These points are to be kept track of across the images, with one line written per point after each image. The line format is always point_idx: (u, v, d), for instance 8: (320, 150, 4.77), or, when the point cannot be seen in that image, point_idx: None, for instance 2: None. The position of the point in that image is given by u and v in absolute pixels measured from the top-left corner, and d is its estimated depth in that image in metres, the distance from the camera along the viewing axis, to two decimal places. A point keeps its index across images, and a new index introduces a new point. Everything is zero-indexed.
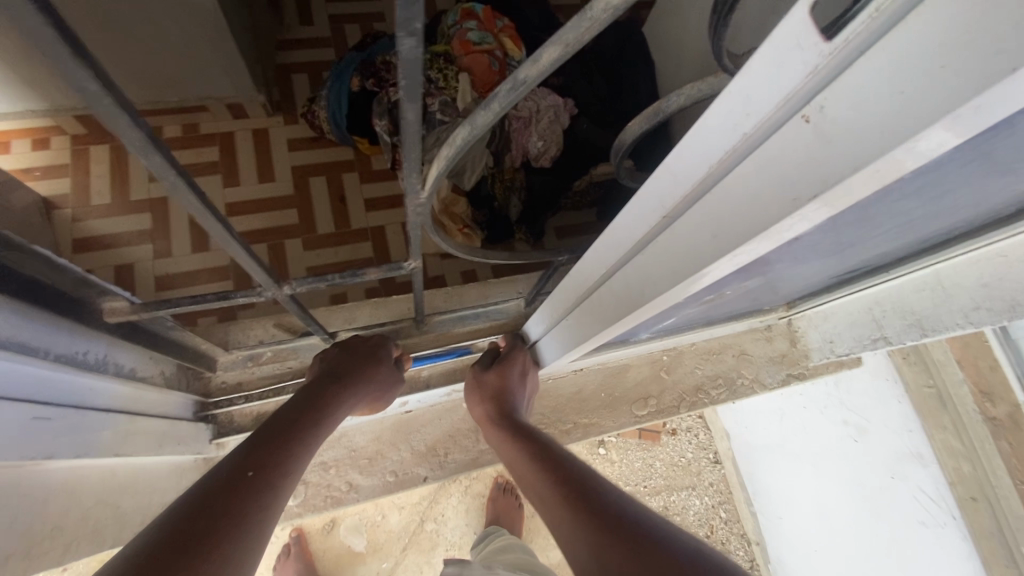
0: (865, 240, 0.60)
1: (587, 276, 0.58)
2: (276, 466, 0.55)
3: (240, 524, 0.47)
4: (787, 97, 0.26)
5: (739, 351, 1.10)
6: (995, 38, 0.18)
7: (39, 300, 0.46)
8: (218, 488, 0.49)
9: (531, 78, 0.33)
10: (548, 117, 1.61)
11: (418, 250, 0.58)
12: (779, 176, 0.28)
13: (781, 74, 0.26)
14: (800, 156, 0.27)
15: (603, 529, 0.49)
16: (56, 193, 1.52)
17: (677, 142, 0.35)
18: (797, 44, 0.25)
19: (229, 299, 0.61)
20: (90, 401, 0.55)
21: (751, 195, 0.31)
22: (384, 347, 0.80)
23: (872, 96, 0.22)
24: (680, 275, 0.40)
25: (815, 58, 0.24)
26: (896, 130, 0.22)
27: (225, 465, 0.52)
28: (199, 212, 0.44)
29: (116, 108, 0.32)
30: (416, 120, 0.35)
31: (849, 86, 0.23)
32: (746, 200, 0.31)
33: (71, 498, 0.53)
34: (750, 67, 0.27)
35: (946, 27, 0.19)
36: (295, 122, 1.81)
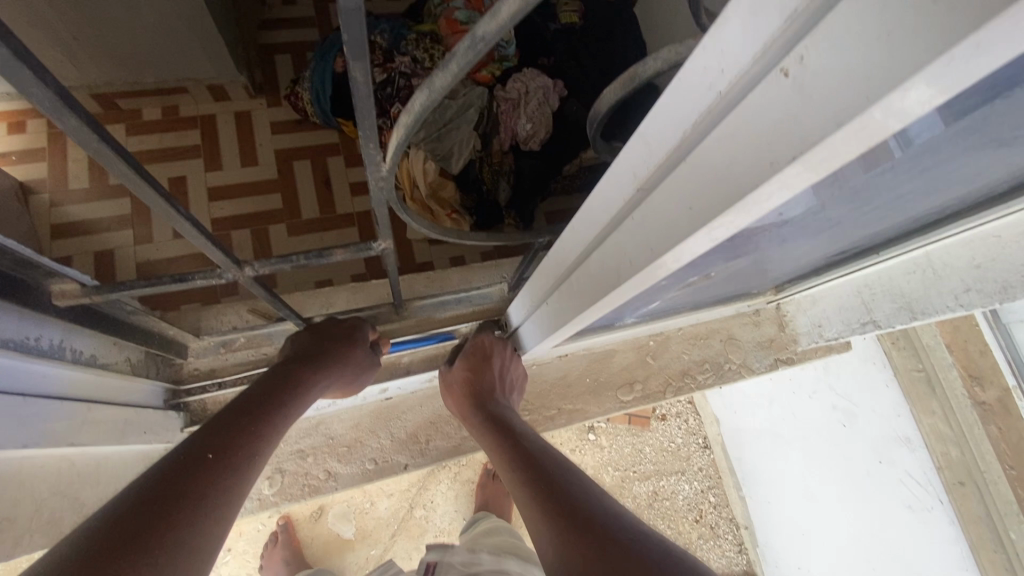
0: (854, 218, 0.58)
1: (563, 257, 0.55)
2: (241, 450, 0.53)
3: (199, 508, 0.44)
4: (764, 48, 0.23)
5: (727, 335, 1.08)
6: None
7: None
8: (177, 469, 0.47)
9: (490, 35, 0.30)
10: (537, 98, 1.59)
11: (386, 228, 0.55)
12: (754, 140, 0.26)
13: (758, 22, 0.23)
14: (778, 115, 0.24)
15: (570, 523, 0.48)
16: (32, 177, 1.47)
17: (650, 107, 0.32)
18: None
19: (188, 282, 0.58)
20: (42, 389, 0.52)
21: (725, 162, 0.28)
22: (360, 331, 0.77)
23: (855, 42, 0.20)
24: (656, 252, 0.38)
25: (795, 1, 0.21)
26: (880, 81, 0.19)
27: (182, 449, 0.49)
28: (139, 185, 0.41)
29: (22, 66, 0.29)
30: (367, 82, 0.32)
31: (830, 32, 0.21)
32: (721, 167, 0.28)
33: (22, 490, 0.51)
34: (726, 17, 0.25)
35: None
36: (278, 104, 1.76)
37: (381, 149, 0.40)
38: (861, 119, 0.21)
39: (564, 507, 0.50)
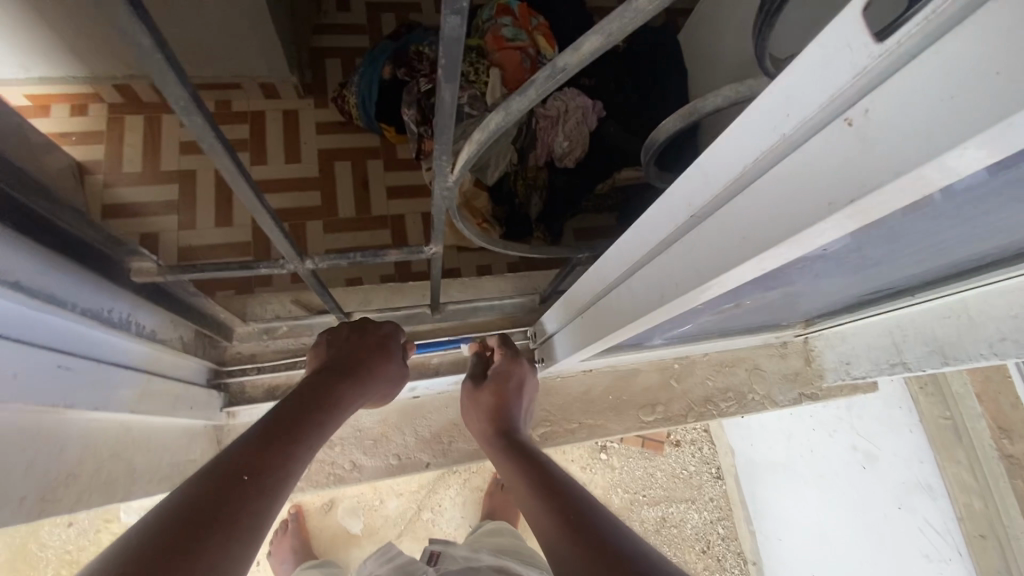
0: (894, 259, 0.59)
1: (606, 273, 0.58)
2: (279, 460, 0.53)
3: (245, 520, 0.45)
4: (830, 99, 0.26)
5: (752, 365, 1.08)
6: None
7: (69, 250, 0.47)
8: (215, 485, 0.46)
9: (571, 66, 0.33)
10: (575, 117, 1.62)
11: (440, 234, 0.58)
12: (813, 182, 0.28)
13: (827, 74, 0.26)
14: (837, 160, 0.26)
15: (589, 553, 0.48)
16: (90, 159, 1.56)
17: (711, 143, 0.35)
18: (846, 45, 0.24)
19: (252, 270, 0.62)
20: (111, 357, 0.56)
21: (783, 199, 0.30)
22: (394, 343, 0.79)
23: (918, 103, 0.22)
24: (702, 277, 0.40)
25: (862, 61, 0.24)
26: (939, 138, 0.21)
27: (220, 462, 0.49)
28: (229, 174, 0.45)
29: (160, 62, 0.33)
30: (453, 102, 0.35)
31: (896, 91, 0.23)
32: (779, 203, 0.31)
33: (87, 450, 0.54)
34: (796, 67, 0.27)
35: (1004, 36, 0.19)
36: (326, 106, 1.83)
37: (451, 162, 0.43)
38: (917, 172, 0.23)
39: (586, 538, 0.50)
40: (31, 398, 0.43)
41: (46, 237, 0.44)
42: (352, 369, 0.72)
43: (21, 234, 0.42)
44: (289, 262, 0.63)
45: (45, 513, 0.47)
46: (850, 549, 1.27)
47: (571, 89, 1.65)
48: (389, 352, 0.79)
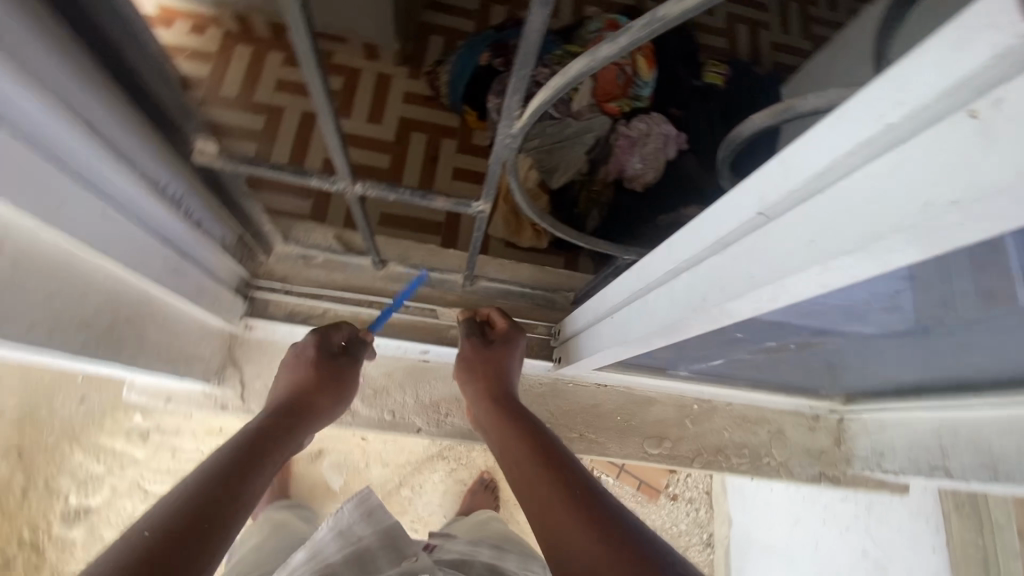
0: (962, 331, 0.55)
1: (649, 273, 0.55)
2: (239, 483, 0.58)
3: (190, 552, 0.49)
4: (954, 88, 0.23)
5: (775, 428, 1.02)
6: None
7: (134, 101, 0.47)
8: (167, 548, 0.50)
9: (672, 13, 0.32)
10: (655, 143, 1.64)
11: (493, 188, 0.58)
12: (913, 183, 0.25)
13: (953, 60, 0.23)
14: (949, 159, 0.23)
15: (615, 567, 0.49)
16: (195, 74, 1.65)
17: (799, 134, 0.32)
18: (989, 23, 0.21)
19: (301, 180, 0.63)
20: (148, 222, 0.56)
21: (871, 197, 0.28)
22: (333, 341, 0.79)
23: None
24: (756, 280, 0.38)
25: (1008, 40, 0.20)
26: None
27: (133, 524, 0.48)
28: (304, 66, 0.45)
29: None
30: (539, 26, 0.34)
31: None
32: (865, 201, 0.28)
33: (101, 301, 0.54)
34: (922, 51, 0.24)
35: None
36: (418, 77, 1.88)
37: (521, 103, 0.42)
38: None
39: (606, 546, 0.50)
40: (60, 224, 0.43)
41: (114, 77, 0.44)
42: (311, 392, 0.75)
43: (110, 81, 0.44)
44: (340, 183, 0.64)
45: (60, 350, 0.49)
46: None
47: (656, 115, 1.68)
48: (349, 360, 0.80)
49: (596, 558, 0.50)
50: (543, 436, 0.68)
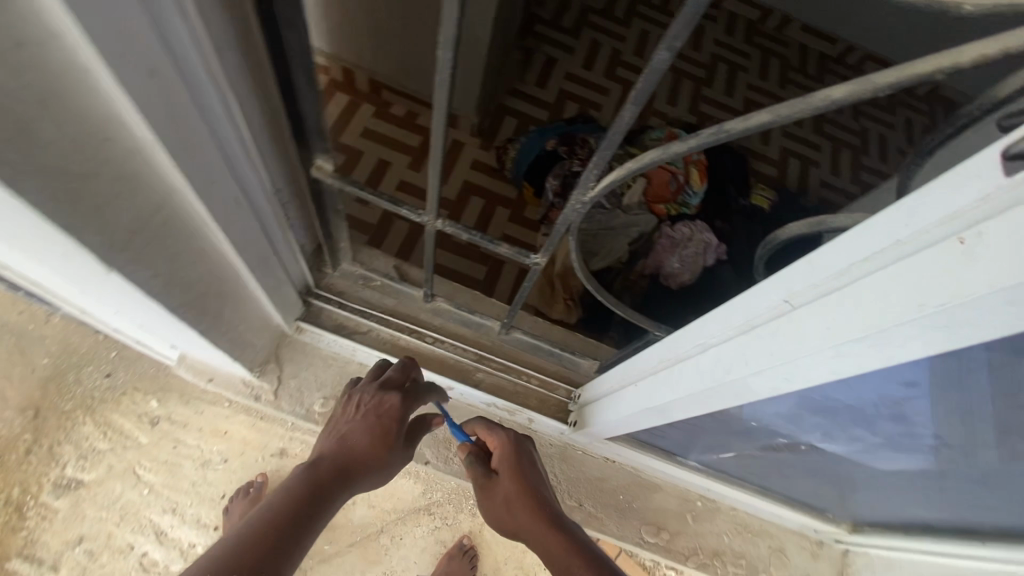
0: (976, 446, 0.57)
1: (659, 358, 0.64)
2: (313, 519, 0.66)
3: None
4: (868, 259, 0.34)
5: (778, 545, 0.96)
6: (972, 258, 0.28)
7: (288, 120, 0.60)
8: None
9: (736, 129, 0.39)
10: (694, 248, 1.85)
11: (554, 243, 0.64)
12: (865, 317, 0.35)
13: (866, 243, 0.34)
14: (885, 298, 0.33)
15: None
16: None
17: (786, 266, 0.42)
18: (910, 222, 0.31)
19: (397, 206, 0.73)
20: (264, 220, 0.66)
21: (829, 325, 0.37)
22: None
23: (928, 277, 0.30)
24: (727, 373, 0.50)
25: (893, 238, 0.32)
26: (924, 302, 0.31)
27: None
28: (440, 93, 0.59)
29: None
30: (628, 121, 0.43)
31: (891, 278, 0.33)
32: (828, 327, 0.37)
33: (212, 278, 0.62)
34: (833, 246, 0.37)
35: (965, 266, 0.28)
36: (487, 150, 2.17)
37: (598, 175, 0.50)
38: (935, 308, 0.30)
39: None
40: (218, 203, 0.53)
41: (284, 99, 0.57)
42: (381, 451, 0.77)
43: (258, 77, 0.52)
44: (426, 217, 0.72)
45: (149, 296, 0.53)
46: None
47: (700, 222, 1.89)
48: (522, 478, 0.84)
49: None
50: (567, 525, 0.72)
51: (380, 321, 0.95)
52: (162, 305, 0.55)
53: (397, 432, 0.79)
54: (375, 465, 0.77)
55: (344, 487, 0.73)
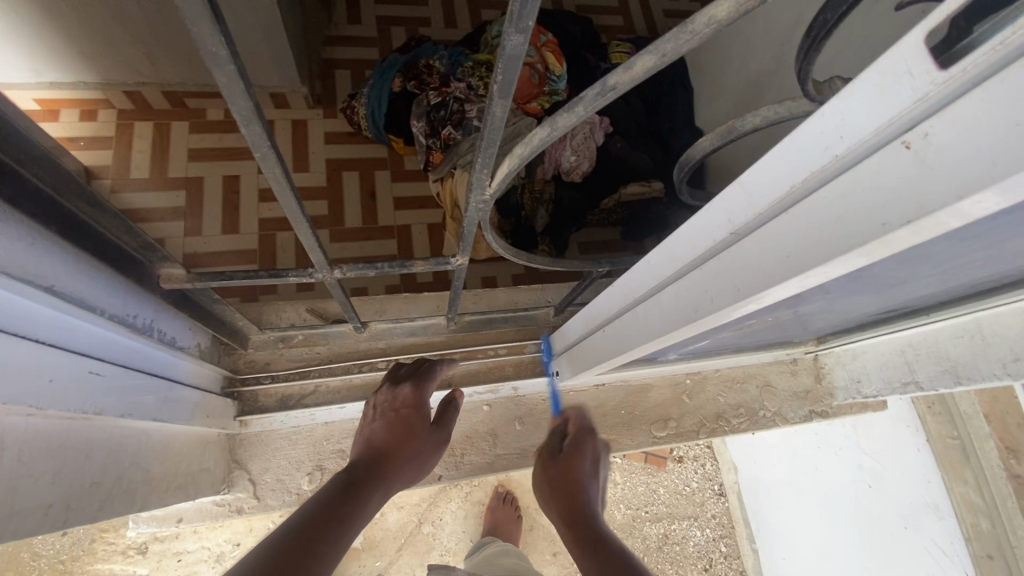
0: (921, 274, 0.58)
1: (615, 300, 0.62)
2: (357, 507, 0.55)
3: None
4: (796, 187, 0.32)
5: (763, 381, 1.06)
6: (900, 180, 0.26)
7: (105, 257, 0.48)
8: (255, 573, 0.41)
9: (622, 84, 0.34)
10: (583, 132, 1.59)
11: (468, 245, 0.57)
12: (801, 248, 0.33)
13: (793, 168, 0.32)
14: (818, 225, 0.32)
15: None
16: (97, 163, 1.65)
17: (712, 199, 0.40)
18: (837, 134, 0.29)
19: (280, 278, 0.59)
20: (133, 362, 0.55)
21: (770, 260, 0.36)
22: None
23: (860, 198, 0.29)
24: (686, 319, 0.48)
25: (821, 161, 0.30)
26: (859, 232, 0.29)
27: None
28: (280, 187, 0.46)
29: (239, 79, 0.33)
30: (503, 117, 0.35)
31: (824, 202, 0.31)
32: (769, 264, 0.36)
33: (114, 457, 0.52)
34: (759, 171, 0.35)
35: (899, 184, 0.27)
36: (335, 116, 1.86)
37: (490, 176, 0.43)
38: (873, 242, 0.29)
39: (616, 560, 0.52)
40: (61, 402, 0.42)
41: (86, 244, 0.45)
42: (407, 443, 0.69)
43: (45, 233, 0.41)
44: (317, 271, 0.61)
45: (56, 527, 0.44)
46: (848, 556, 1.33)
47: None
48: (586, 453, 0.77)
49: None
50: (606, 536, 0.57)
51: (324, 373, 0.87)
52: (74, 530, 0.46)
53: (420, 425, 0.72)
54: (403, 457, 0.67)
55: (381, 479, 0.62)
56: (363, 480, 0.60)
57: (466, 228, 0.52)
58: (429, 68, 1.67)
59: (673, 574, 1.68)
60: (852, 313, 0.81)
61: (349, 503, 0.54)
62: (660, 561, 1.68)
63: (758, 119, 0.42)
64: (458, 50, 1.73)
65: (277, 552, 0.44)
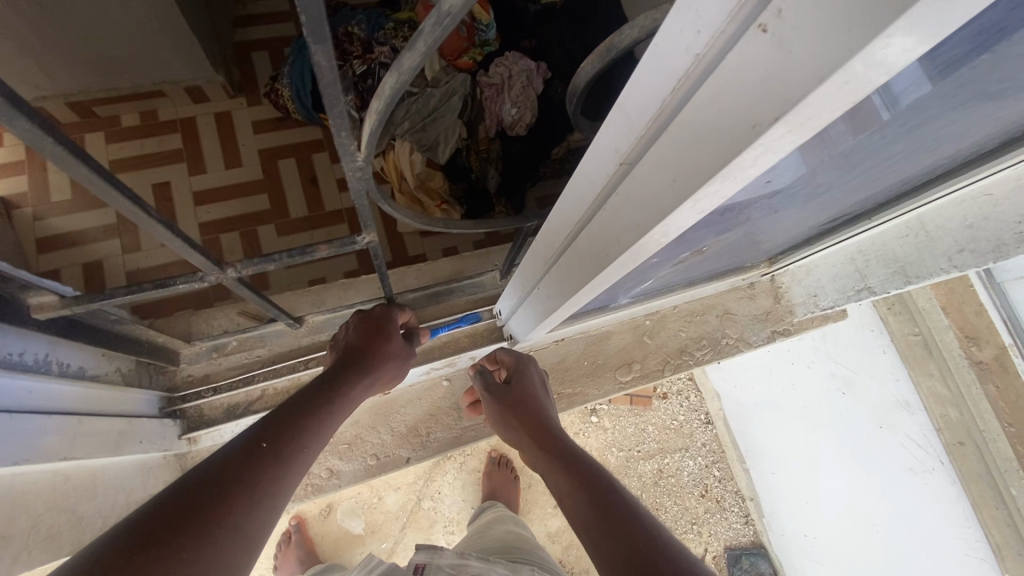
0: (849, 172, 0.55)
1: (539, 256, 0.59)
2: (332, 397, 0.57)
3: (288, 466, 0.47)
4: (666, 99, 0.28)
5: (723, 310, 1.05)
6: (761, 72, 0.23)
7: None
8: (232, 463, 0.44)
9: (456, 9, 0.29)
10: (521, 82, 1.50)
11: (369, 220, 0.53)
12: (685, 169, 0.30)
13: (660, 79, 0.28)
14: (694, 140, 0.28)
15: (585, 496, 0.57)
16: (12, 191, 1.47)
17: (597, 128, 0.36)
18: (695, 30, 0.25)
19: (170, 288, 0.57)
20: (23, 404, 0.51)
21: (659, 188, 0.33)
22: None
23: (727, 101, 0.25)
24: (602, 264, 0.45)
25: (686, 64, 0.26)
26: (731, 142, 0.25)
27: None
28: (108, 191, 0.40)
29: None
30: (331, 65, 0.30)
31: (693, 114, 0.27)
32: (658, 191, 0.33)
33: (16, 506, 0.49)
34: (631, 87, 0.31)
35: (763, 76, 0.23)
36: (259, 103, 1.72)
37: (354, 138, 0.38)
38: (746, 149, 0.25)
39: (581, 472, 0.60)
40: None
41: None
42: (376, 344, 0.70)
43: None
44: (210, 274, 0.58)
45: None
46: (838, 461, 1.38)
47: (511, 52, 1.53)
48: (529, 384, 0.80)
49: (573, 488, 0.59)
50: (566, 443, 0.67)
51: (269, 375, 0.83)
52: None
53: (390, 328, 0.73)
54: (382, 357, 0.66)
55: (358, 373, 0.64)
56: (339, 377, 0.60)
57: (357, 201, 0.48)
58: (350, 36, 1.47)
59: (671, 505, 1.73)
60: (803, 226, 0.78)
61: (326, 400, 0.56)
62: (657, 495, 1.72)
63: (635, 33, 0.42)
64: (377, 11, 1.53)
65: (258, 441, 0.47)
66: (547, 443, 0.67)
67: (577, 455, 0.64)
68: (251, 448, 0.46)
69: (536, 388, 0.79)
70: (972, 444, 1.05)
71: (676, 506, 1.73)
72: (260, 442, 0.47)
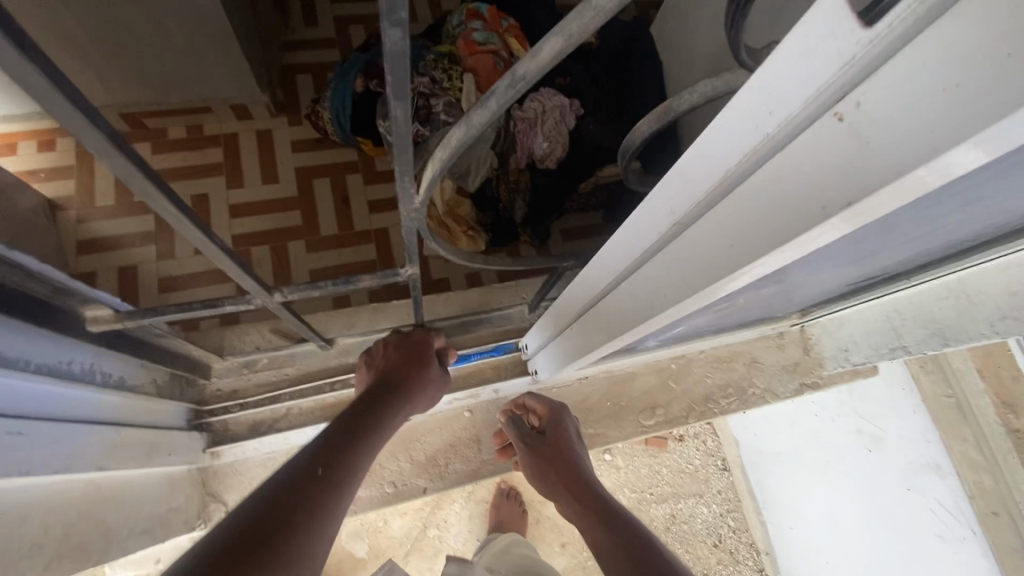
0: (888, 238, 0.55)
1: (576, 297, 0.59)
2: (371, 429, 0.58)
3: (348, 480, 0.50)
4: (726, 173, 0.29)
5: (750, 359, 1.04)
6: (831, 158, 0.23)
7: (15, 308, 0.45)
8: (294, 491, 0.45)
9: (532, 73, 0.30)
10: (553, 117, 1.51)
11: (413, 255, 0.54)
12: (743, 238, 0.30)
13: (724, 154, 0.29)
14: (755, 211, 0.29)
15: (628, 551, 0.56)
16: (60, 194, 1.54)
17: (651, 189, 0.37)
18: (766, 110, 0.26)
19: (217, 307, 0.59)
20: (71, 412, 0.53)
21: (713, 253, 0.33)
22: None
23: (796, 179, 0.26)
24: (643, 313, 0.45)
25: (752, 141, 0.27)
26: (796, 222, 0.26)
27: None
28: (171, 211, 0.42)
29: None
30: (407, 119, 0.32)
31: (758, 188, 0.28)
32: (710, 255, 0.34)
33: (52, 514, 0.50)
34: (692, 156, 0.32)
35: (836, 162, 0.23)
36: (299, 123, 1.77)
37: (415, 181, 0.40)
38: (812, 230, 0.26)
39: (621, 531, 0.59)
40: None
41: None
42: (417, 369, 0.73)
43: None
44: (257, 297, 0.60)
45: None
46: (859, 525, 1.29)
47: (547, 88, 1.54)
48: (563, 434, 0.81)
49: (614, 542, 0.58)
50: (603, 497, 0.67)
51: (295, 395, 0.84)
52: None
53: (427, 354, 0.75)
54: (418, 385, 0.71)
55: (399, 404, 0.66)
56: (384, 402, 0.65)
57: (407, 235, 0.49)
58: None
59: (683, 553, 1.67)
60: (836, 281, 0.77)
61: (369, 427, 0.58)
62: (669, 541, 1.67)
63: (696, 96, 0.44)
64: (420, 44, 1.58)
65: (313, 464, 0.49)
66: (582, 495, 0.68)
67: (616, 512, 0.63)
68: (308, 473, 0.48)
69: (574, 439, 0.80)
70: (1003, 513, 1.02)
71: (688, 555, 1.68)
72: (315, 467, 0.49)
